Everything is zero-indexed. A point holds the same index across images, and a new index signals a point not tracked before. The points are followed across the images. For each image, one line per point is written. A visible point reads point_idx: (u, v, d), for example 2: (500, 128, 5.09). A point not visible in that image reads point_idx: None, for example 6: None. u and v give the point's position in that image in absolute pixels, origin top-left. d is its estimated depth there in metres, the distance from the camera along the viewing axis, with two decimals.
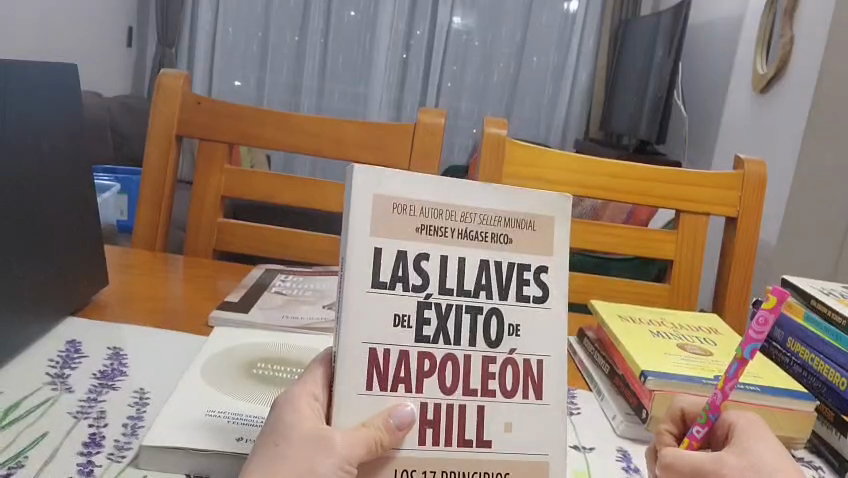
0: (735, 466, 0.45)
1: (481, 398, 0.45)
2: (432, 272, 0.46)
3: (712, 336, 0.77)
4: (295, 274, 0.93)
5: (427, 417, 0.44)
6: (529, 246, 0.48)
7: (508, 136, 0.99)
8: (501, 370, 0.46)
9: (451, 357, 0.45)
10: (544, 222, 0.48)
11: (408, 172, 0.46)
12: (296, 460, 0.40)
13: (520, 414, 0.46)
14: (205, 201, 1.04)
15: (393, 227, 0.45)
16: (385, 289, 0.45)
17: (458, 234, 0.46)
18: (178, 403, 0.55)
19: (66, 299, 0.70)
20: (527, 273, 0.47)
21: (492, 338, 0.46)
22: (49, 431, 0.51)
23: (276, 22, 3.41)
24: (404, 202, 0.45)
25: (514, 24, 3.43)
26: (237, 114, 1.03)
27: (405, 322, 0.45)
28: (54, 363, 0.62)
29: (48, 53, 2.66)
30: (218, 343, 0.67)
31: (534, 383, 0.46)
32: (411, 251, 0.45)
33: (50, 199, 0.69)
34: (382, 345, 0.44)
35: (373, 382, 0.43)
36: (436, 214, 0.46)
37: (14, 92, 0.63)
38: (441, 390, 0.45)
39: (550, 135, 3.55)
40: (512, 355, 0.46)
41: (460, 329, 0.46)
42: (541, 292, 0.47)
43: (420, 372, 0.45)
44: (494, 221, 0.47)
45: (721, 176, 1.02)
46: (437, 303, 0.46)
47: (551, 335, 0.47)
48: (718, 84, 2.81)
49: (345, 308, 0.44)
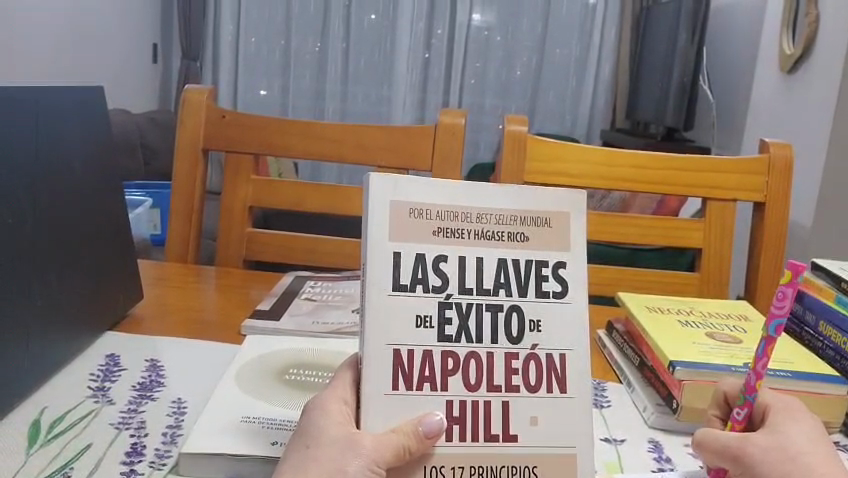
0: (762, 445, 0.45)
1: (505, 393, 0.46)
2: (452, 274, 0.47)
3: (742, 323, 0.76)
4: (323, 281, 0.94)
5: (453, 414, 0.45)
6: (546, 243, 0.48)
7: (528, 133, 1.00)
8: (524, 365, 0.47)
9: (474, 355, 0.46)
10: (559, 218, 0.48)
11: (422, 179, 0.47)
12: (326, 462, 0.42)
13: (545, 409, 0.46)
14: (233, 212, 1.07)
15: (411, 230, 0.46)
16: (406, 292, 0.46)
17: (474, 235, 0.47)
18: (213, 412, 0.56)
19: (104, 312, 0.73)
20: (545, 269, 0.48)
21: (513, 334, 0.47)
22: (93, 442, 0.53)
23: (297, 28, 3.44)
24: (420, 207, 0.47)
25: (534, 17, 3.42)
26: (261, 125, 1.05)
27: (428, 322, 0.46)
28: (95, 377, 0.64)
29: (75, 72, 2.73)
30: (251, 351, 0.68)
31: (556, 377, 0.47)
32: (430, 253, 0.47)
33: (83, 213, 0.71)
34: (405, 345, 0.45)
35: (399, 382, 0.45)
36: (452, 216, 0.47)
37: (47, 114, 0.66)
38: (465, 387, 0.46)
39: (576, 127, 3.53)
40: (534, 350, 0.47)
41: (481, 326, 0.47)
42: (560, 288, 0.48)
43: (445, 370, 0.46)
44: (511, 220, 0.48)
45: (748, 161, 1.01)
46: (457, 302, 0.46)
47: (572, 328, 0.48)
48: (744, 67, 2.77)
49: (368, 311, 0.45)
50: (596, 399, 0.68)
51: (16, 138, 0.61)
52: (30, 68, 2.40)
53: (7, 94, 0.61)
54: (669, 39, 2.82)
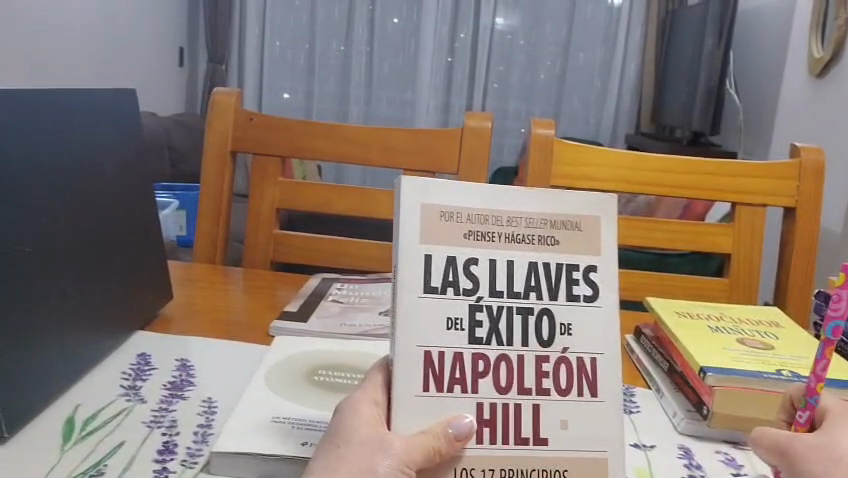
0: (806, 444, 0.44)
1: (536, 396, 0.46)
2: (482, 276, 0.47)
3: (774, 330, 0.75)
4: (350, 282, 0.95)
5: (483, 416, 0.45)
6: (577, 247, 0.48)
7: (555, 136, 1.00)
8: (554, 369, 0.46)
9: (504, 357, 0.46)
10: (589, 222, 0.48)
11: (453, 183, 0.47)
12: (356, 461, 0.42)
13: (576, 413, 0.46)
14: (260, 214, 1.07)
15: (441, 234, 0.46)
16: (437, 294, 0.46)
17: (504, 239, 0.47)
18: (244, 412, 0.57)
19: (134, 312, 0.74)
20: (576, 273, 0.48)
21: (544, 338, 0.47)
22: (126, 440, 0.54)
23: (321, 32, 3.47)
24: (450, 210, 0.47)
25: (558, 21, 3.41)
26: (288, 128, 1.06)
27: (458, 325, 0.46)
28: (127, 376, 0.65)
29: (101, 75, 2.77)
30: (279, 352, 0.69)
31: (587, 380, 0.47)
32: (460, 256, 0.46)
33: (116, 212, 0.72)
34: (436, 347, 0.45)
35: (430, 383, 0.45)
36: (482, 220, 0.47)
37: (80, 117, 0.67)
38: (495, 390, 0.46)
39: (600, 132, 3.51)
40: (565, 354, 0.47)
41: (512, 329, 0.46)
42: (591, 291, 0.48)
43: (475, 372, 0.46)
44: (540, 224, 0.48)
45: (778, 166, 0.99)
46: (488, 305, 0.46)
47: (604, 333, 0.47)
48: (772, 70, 2.73)
49: (399, 312, 0.45)
50: (625, 404, 0.68)
51: (49, 138, 0.62)
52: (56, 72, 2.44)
53: (42, 98, 0.62)
54: (696, 41, 2.79)
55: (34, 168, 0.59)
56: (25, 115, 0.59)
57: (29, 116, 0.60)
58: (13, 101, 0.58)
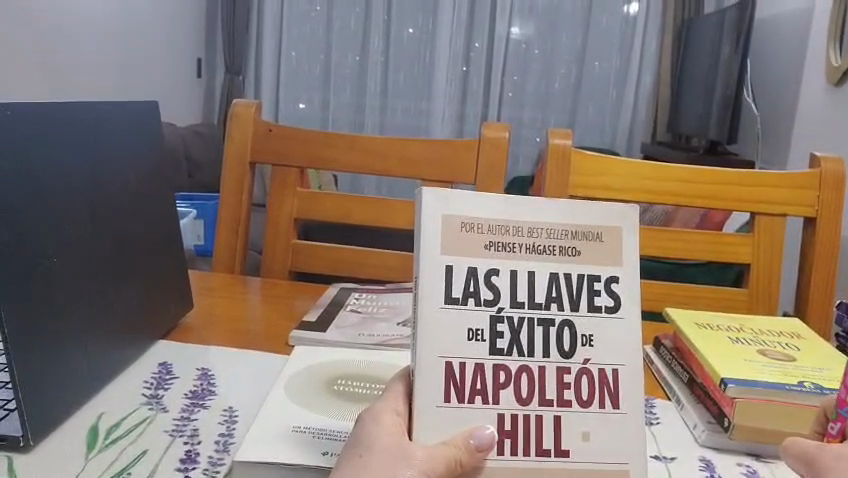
0: (836, 453, 0.43)
1: (557, 407, 0.46)
2: (503, 288, 0.47)
3: (796, 341, 0.74)
4: (368, 292, 0.95)
5: (505, 427, 0.45)
6: (599, 257, 0.48)
7: (573, 146, 1.00)
8: (576, 380, 0.46)
9: (525, 368, 0.46)
10: (611, 233, 0.48)
11: (474, 194, 0.47)
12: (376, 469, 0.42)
13: (598, 425, 0.46)
14: (279, 224, 1.08)
15: (463, 244, 0.46)
16: (459, 305, 0.46)
17: (525, 249, 0.47)
18: (266, 422, 0.57)
19: (156, 321, 0.74)
20: (597, 283, 0.48)
21: (565, 349, 0.47)
22: (148, 449, 0.55)
23: (337, 43, 3.49)
24: (472, 221, 0.47)
25: (574, 30, 3.42)
26: (307, 139, 1.07)
27: (479, 336, 0.46)
28: (149, 385, 0.65)
29: (120, 86, 2.80)
30: (298, 361, 0.69)
31: (609, 392, 0.46)
32: (481, 267, 0.47)
33: (139, 223, 0.73)
34: (457, 357, 0.45)
35: (451, 394, 0.45)
36: (503, 230, 0.47)
37: (104, 129, 0.68)
38: (517, 401, 0.46)
39: (616, 141, 3.49)
40: (586, 365, 0.47)
41: (533, 340, 0.47)
42: (612, 302, 0.48)
43: (497, 383, 0.46)
44: (562, 234, 0.48)
45: (797, 176, 0.99)
46: (509, 316, 0.46)
47: (627, 343, 0.47)
48: (790, 78, 2.72)
49: (420, 321, 0.45)
50: (645, 415, 0.67)
51: (74, 149, 0.63)
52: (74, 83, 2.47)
53: (69, 111, 0.63)
54: (713, 49, 2.78)
55: (60, 180, 0.60)
56: (53, 128, 0.60)
57: (54, 128, 0.61)
58: (39, 113, 0.59)
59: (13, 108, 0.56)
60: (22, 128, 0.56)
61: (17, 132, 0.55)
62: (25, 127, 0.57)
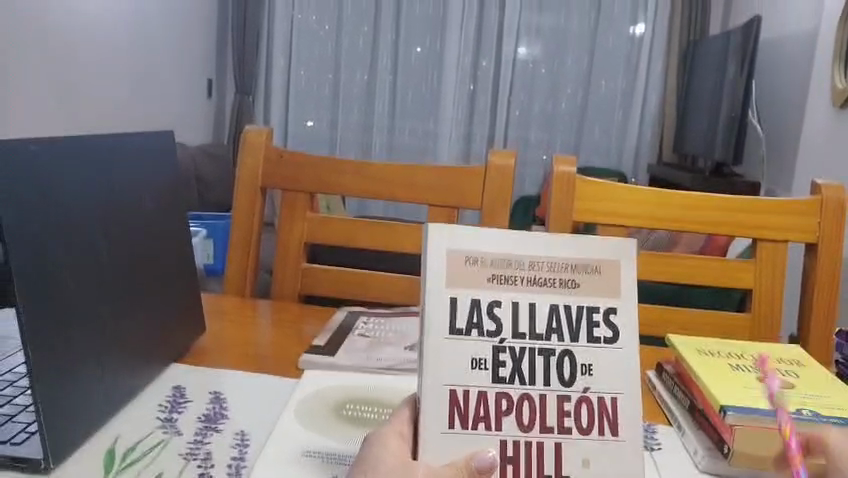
0: None
1: (558, 434, 0.48)
2: (505, 318, 0.49)
3: (794, 368, 0.76)
4: (376, 316, 0.97)
5: (507, 453, 0.47)
6: (599, 290, 0.50)
7: (576, 174, 1.02)
8: (576, 408, 0.48)
9: (527, 396, 0.48)
10: (609, 267, 0.50)
11: (477, 229, 0.49)
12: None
13: (596, 451, 0.47)
14: (289, 247, 1.10)
15: (466, 278, 0.48)
16: (463, 335, 0.48)
17: (526, 282, 0.49)
18: (278, 446, 0.59)
19: (170, 345, 0.76)
20: (596, 315, 0.49)
21: (565, 377, 0.48)
22: (163, 471, 0.56)
23: (346, 63, 3.54)
24: (475, 255, 0.49)
25: (579, 51, 3.45)
26: (317, 165, 1.09)
27: (482, 365, 0.48)
28: (163, 408, 0.67)
29: (130, 106, 2.84)
30: (307, 387, 0.71)
31: (609, 420, 0.48)
32: (484, 298, 0.49)
33: (154, 249, 0.75)
34: (461, 386, 0.47)
35: (456, 420, 0.47)
36: (505, 264, 0.49)
37: (122, 159, 0.71)
38: (519, 428, 0.47)
39: (622, 161, 3.52)
40: (586, 393, 0.48)
41: (535, 369, 0.48)
42: (611, 333, 0.49)
43: (499, 410, 0.47)
44: (562, 268, 0.50)
45: (799, 203, 1.01)
46: (511, 347, 0.48)
47: (625, 372, 0.49)
48: (794, 100, 2.74)
49: (425, 351, 0.47)
50: (647, 440, 0.69)
51: (93, 180, 0.65)
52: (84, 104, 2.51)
53: (89, 142, 0.66)
54: (719, 70, 2.81)
55: (80, 208, 0.63)
56: (74, 158, 0.63)
57: (75, 159, 0.63)
58: (60, 147, 0.61)
59: (36, 143, 0.58)
60: (44, 161, 0.59)
61: (40, 166, 0.58)
62: (47, 160, 0.59)
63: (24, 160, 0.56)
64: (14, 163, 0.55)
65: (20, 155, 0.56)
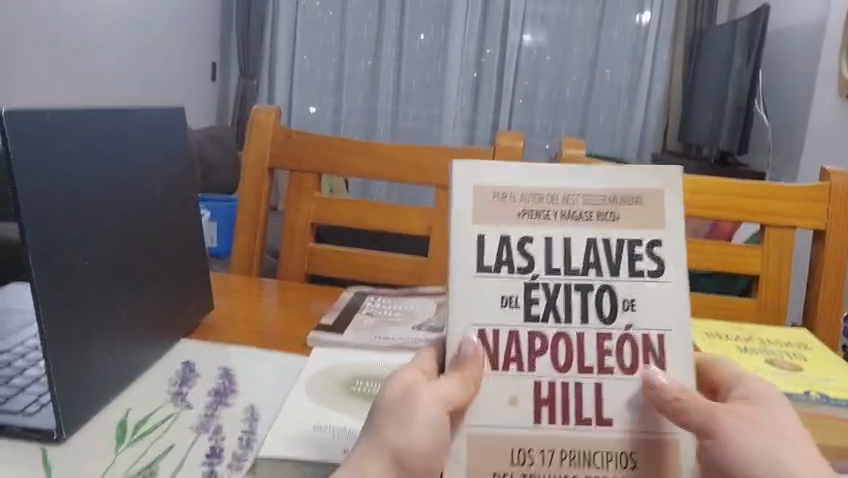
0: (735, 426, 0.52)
1: (598, 374, 0.47)
2: (538, 254, 0.49)
3: (802, 352, 0.76)
4: (383, 296, 0.97)
5: (542, 395, 0.47)
6: (642, 221, 0.49)
7: (585, 156, 1.01)
8: (618, 346, 0.48)
9: (563, 334, 0.48)
10: (652, 197, 0.50)
11: (505, 167, 0.50)
12: (397, 417, 0.45)
13: (639, 395, 0.47)
14: (297, 227, 1.11)
15: (496, 213, 0.49)
16: (491, 272, 0.48)
17: (560, 216, 0.50)
18: (287, 420, 0.59)
19: (179, 322, 0.76)
20: (638, 248, 0.49)
21: (605, 314, 0.48)
22: (175, 443, 0.57)
23: (350, 48, 3.52)
24: (503, 191, 0.50)
25: (585, 39, 3.43)
26: (326, 144, 1.09)
27: (513, 303, 0.48)
28: (173, 382, 0.67)
29: (133, 89, 2.83)
30: (316, 363, 0.71)
31: (654, 357, 0.47)
32: (514, 235, 0.49)
33: (164, 226, 0.75)
34: (490, 325, 0.48)
35: (487, 361, 0.47)
36: (537, 199, 0.50)
37: (134, 134, 0.70)
38: (554, 367, 0.47)
39: (626, 150, 3.51)
40: (629, 330, 0.48)
41: (570, 305, 0.48)
42: (655, 266, 0.49)
43: (532, 350, 0.48)
44: (600, 200, 0.50)
45: (807, 189, 1.00)
46: (544, 283, 0.48)
47: (669, 307, 0.48)
48: (801, 89, 2.73)
49: (455, 288, 0.48)
50: None
51: (106, 154, 0.65)
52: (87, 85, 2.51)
53: (102, 116, 0.65)
54: (725, 60, 2.80)
55: (92, 183, 0.63)
56: (87, 130, 0.63)
57: (88, 133, 0.63)
58: (74, 119, 0.61)
59: (52, 115, 0.58)
60: (61, 135, 0.59)
61: (57, 139, 0.58)
62: (64, 133, 0.59)
63: (41, 132, 0.56)
64: (32, 135, 0.55)
65: (34, 127, 0.56)
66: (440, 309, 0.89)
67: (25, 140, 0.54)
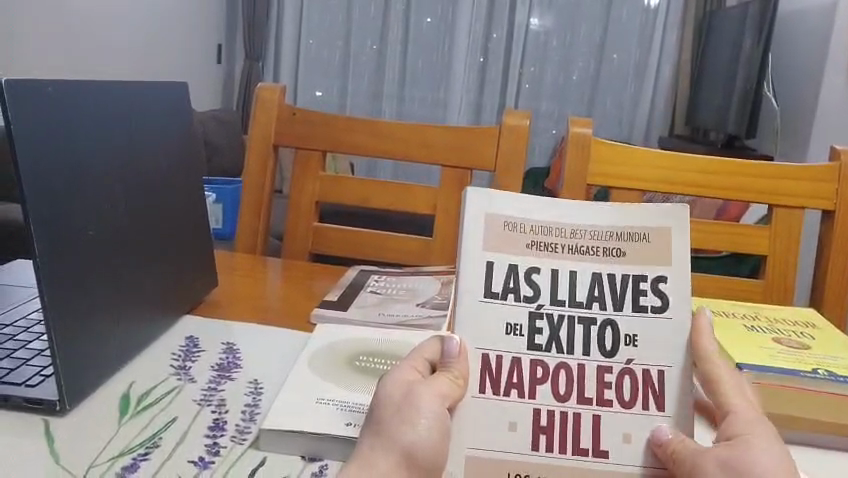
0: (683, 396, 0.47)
1: (597, 406, 0.48)
2: (543, 285, 0.49)
3: (809, 330, 0.75)
4: (388, 275, 0.96)
5: (541, 423, 0.47)
6: (644, 259, 0.50)
7: (592, 135, 1.00)
8: (618, 380, 0.48)
9: (563, 365, 0.48)
10: (659, 234, 0.50)
11: (518, 196, 0.50)
12: (398, 417, 0.45)
13: (639, 427, 0.47)
14: (301, 207, 1.10)
15: (506, 244, 0.49)
16: (499, 300, 0.48)
17: (568, 249, 0.50)
18: (291, 394, 0.59)
19: (183, 297, 0.76)
20: (642, 283, 0.49)
21: (607, 348, 0.49)
22: (178, 416, 0.57)
23: (356, 31, 3.50)
24: (514, 221, 0.50)
25: (593, 21, 3.40)
26: (331, 124, 1.08)
27: (518, 330, 0.48)
28: (177, 357, 0.67)
29: (137, 70, 2.82)
30: (321, 339, 0.71)
31: (653, 394, 0.48)
32: (521, 264, 0.49)
33: (168, 201, 0.75)
34: (493, 351, 0.48)
35: (486, 386, 0.47)
36: (547, 231, 0.50)
37: (137, 107, 0.70)
38: (554, 397, 0.48)
39: (633, 135, 3.49)
40: (629, 365, 0.48)
41: (572, 339, 0.49)
42: (659, 302, 0.49)
43: (534, 378, 0.48)
44: (607, 236, 0.50)
45: (817, 169, 0.99)
46: (549, 313, 0.49)
47: (668, 339, 0.48)
48: (811, 72, 2.70)
49: (460, 311, 0.48)
50: None
51: (110, 125, 0.65)
52: (90, 65, 2.50)
53: (106, 88, 0.65)
54: (733, 44, 2.78)
55: (97, 154, 0.62)
56: (90, 101, 0.62)
57: (91, 104, 0.62)
58: (78, 89, 0.61)
59: (56, 85, 0.58)
60: (64, 106, 0.58)
61: (59, 108, 0.57)
62: (68, 105, 0.59)
63: (42, 103, 0.56)
64: (35, 108, 0.54)
65: (36, 95, 0.55)
66: (445, 287, 0.89)
67: (26, 110, 0.53)
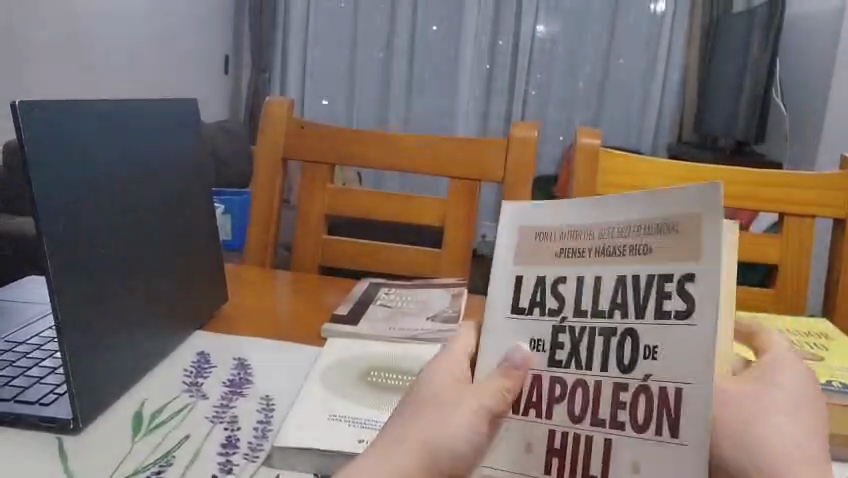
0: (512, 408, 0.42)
1: (608, 428, 0.39)
2: (569, 293, 0.42)
3: (822, 342, 0.75)
4: (397, 288, 0.96)
5: (554, 445, 0.41)
6: (673, 252, 0.38)
7: (601, 146, 1.00)
8: (634, 399, 0.38)
9: (581, 382, 0.41)
10: (689, 221, 0.37)
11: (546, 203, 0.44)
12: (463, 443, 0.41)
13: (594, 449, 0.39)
14: (310, 220, 1.10)
15: (537, 257, 0.44)
16: (524, 315, 0.44)
17: (595, 253, 0.41)
18: (303, 410, 0.59)
19: (194, 314, 0.77)
20: (668, 284, 0.38)
21: (625, 363, 0.39)
22: (190, 434, 0.57)
23: (361, 41, 3.51)
24: (544, 230, 0.44)
25: (600, 27, 3.40)
26: (340, 137, 1.09)
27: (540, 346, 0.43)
28: (188, 373, 0.67)
29: (144, 83, 2.83)
30: (332, 354, 0.71)
31: (668, 414, 0.37)
32: (549, 275, 0.43)
33: (179, 217, 0.75)
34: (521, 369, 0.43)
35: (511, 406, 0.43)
36: (575, 235, 0.42)
37: (149, 126, 0.71)
38: (570, 418, 0.41)
39: (642, 141, 3.49)
40: (647, 383, 0.38)
41: (592, 351, 0.41)
42: (685, 305, 0.37)
43: (552, 397, 0.41)
44: (635, 230, 0.39)
45: (829, 177, 0.98)
46: (572, 326, 0.42)
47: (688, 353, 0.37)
48: (818, 76, 2.70)
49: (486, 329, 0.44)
50: None
51: (121, 144, 0.65)
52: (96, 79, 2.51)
53: (118, 108, 0.65)
54: (740, 50, 2.77)
55: (109, 173, 0.63)
56: (102, 121, 0.63)
57: (103, 123, 0.63)
58: (91, 108, 0.61)
59: (69, 106, 0.58)
60: (77, 126, 0.59)
61: (73, 128, 0.58)
62: (80, 124, 0.59)
63: (57, 124, 0.56)
64: (51, 127, 0.55)
65: (52, 116, 0.56)
66: (455, 301, 0.89)
67: (42, 130, 0.54)
